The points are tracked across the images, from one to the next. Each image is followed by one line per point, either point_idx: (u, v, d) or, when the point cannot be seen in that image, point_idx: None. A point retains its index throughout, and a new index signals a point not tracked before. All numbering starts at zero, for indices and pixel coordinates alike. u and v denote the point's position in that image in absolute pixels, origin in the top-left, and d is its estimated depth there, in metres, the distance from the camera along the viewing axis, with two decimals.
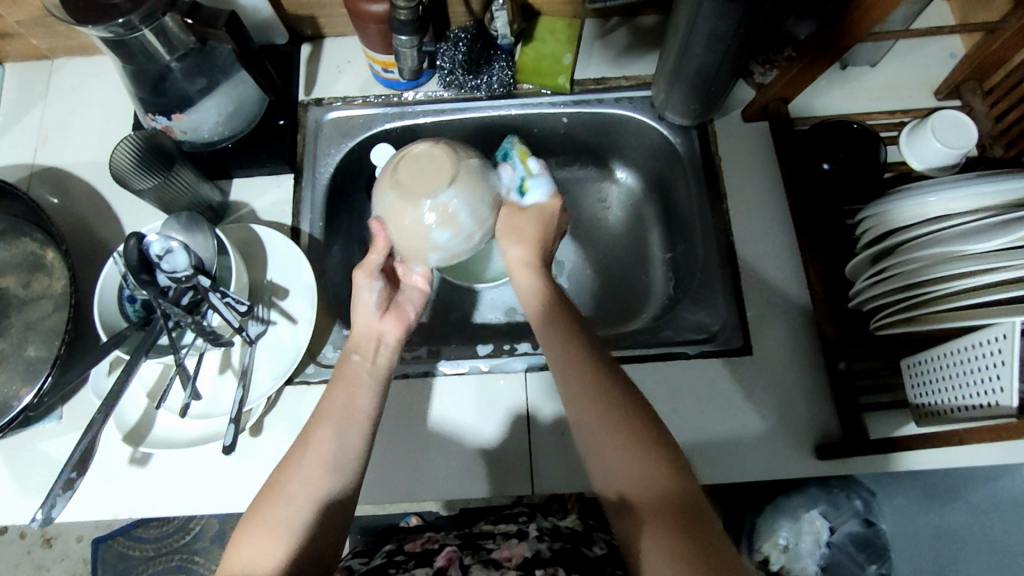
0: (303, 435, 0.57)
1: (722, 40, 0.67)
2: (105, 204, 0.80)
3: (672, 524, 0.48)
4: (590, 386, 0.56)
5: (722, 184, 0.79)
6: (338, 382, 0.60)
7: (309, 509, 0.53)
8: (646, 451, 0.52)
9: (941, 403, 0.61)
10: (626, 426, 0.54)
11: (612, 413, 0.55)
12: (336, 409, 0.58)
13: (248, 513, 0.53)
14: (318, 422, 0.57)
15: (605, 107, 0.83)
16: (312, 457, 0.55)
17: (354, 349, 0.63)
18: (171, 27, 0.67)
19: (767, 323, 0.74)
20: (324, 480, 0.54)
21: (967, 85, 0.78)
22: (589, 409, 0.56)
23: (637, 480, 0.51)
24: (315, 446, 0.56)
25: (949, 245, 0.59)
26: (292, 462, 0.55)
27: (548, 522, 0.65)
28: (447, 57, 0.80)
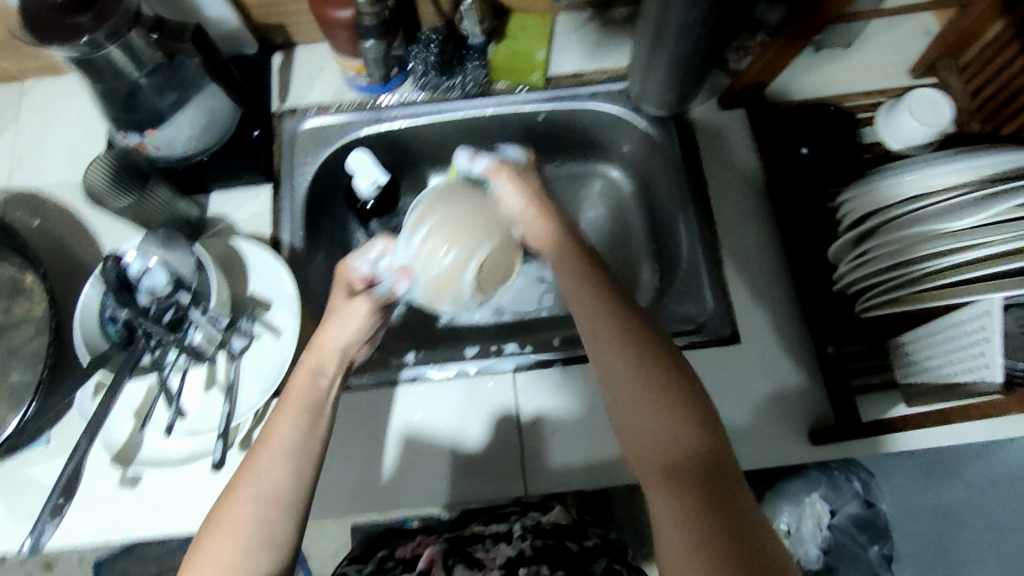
0: (248, 460, 0.55)
1: (692, 29, 0.67)
2: (83, 225, 0.79)
3: (690, 489, 0.48)
4: (626, 344, 0.54)
5: (703, 173, 0.79)
6: (286, 401, 0.58)
7: (258, 543, 0.53)
8: (675, 416, 0.51)
9: (931, 383, 0.61)
10: (663, 390, 0.52)
11: (649, 379, 0.52)
12: (284, 437, 0.56)
13: (198, 540, 0.54)
14: (262, 449, 0.55)
15: (582, 102, 0.83)
16: (260, 490, 0.54)
17: (325, 366, 0.60)
18: (137, 44, 0.67)
19: (753, 311, 0.74)
20: (269, 514, 0.53)
21: (941, 62, 0.77)
22: (624, 376, 0.54)
23: (662, 445, 0.51)
24: (263, 477, 0.54)
25: (929, 224, 0.58)
26: (238, 495, 0.54)
27: (532, 518, 0.66)
28: (420, 59, 0.81)
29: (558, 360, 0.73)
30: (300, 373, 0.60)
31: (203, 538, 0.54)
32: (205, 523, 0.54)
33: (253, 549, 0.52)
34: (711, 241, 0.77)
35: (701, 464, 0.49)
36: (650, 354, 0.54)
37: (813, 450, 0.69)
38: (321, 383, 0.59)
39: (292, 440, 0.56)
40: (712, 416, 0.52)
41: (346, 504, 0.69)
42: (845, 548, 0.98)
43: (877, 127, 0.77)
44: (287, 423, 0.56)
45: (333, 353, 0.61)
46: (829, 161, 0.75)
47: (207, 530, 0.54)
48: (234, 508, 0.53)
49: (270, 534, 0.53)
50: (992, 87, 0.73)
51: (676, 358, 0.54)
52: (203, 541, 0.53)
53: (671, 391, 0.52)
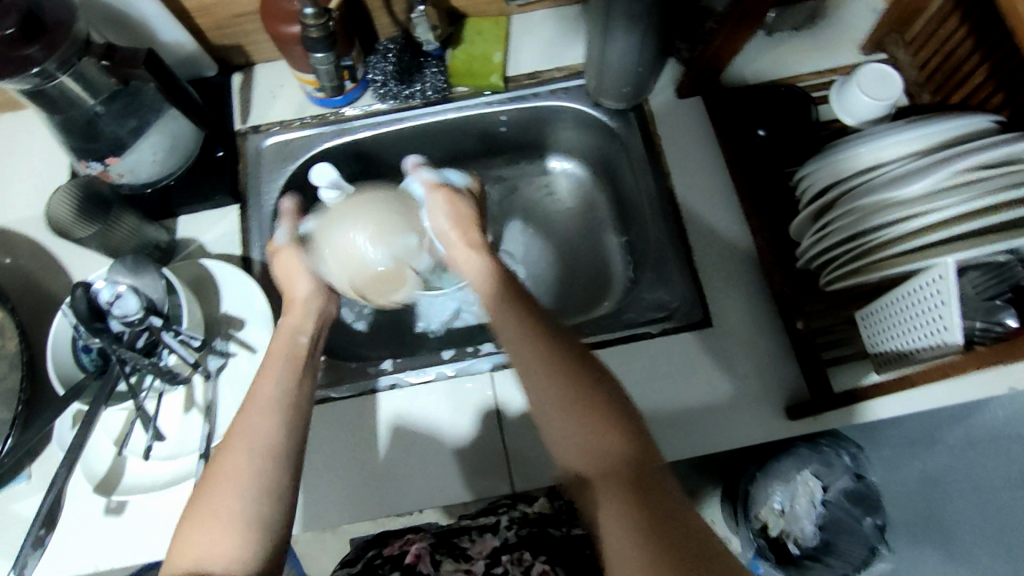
0: (240, 416, 0.56)
1: (640, 20, 0.68)
2: (52, 257, 0.79)
3: (629, 496, 0.49)
4: (550, 370, 0.54)
5: (664, 161, 0.80)
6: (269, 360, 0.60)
7: (256, 494, 0.52)
8: (597, 425, 0.52)
9: (899, 348, 0.62)
10: (585, 410, 0.52)
11: (573, 397, 0.53)
12: (273, 390, 0.57)
13: (187, 511, 0.52)
14: (254, 404, 0.56)
15: (542, 101, 0.83)
16: (254, 442, 0.54)
17: (302, 332, 0.63)
18: (90, 72, 0.66)
19: (723, 294, 0.75)
20: (265, 463, 0.53)
21: (889, 38, 0.79)
22: (550, 400, 0.54)
23: (592, 455, 0.52)
24: (256, 430, 0.55)
25: (883, 195, 0.59)
26: (231, 448, 0.54)
27: (519, 510, 0.67)
28: (378, 69, 0.81)
29: None
30: (282, 332, 0.63)
31: (200, 493, 0.53)
32: (198, 487, 0.53)
33: (251, 498, 0.52)
34: (677, 228, 0.78)
35: (633, 467, 0.51)
36: (576, 374, 0.54)
37: (791, 425, 0.70)
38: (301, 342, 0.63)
39: (282, 395, 0.57)
40: (635, 420, 0.53)
41: (332, 514, 0.69)
42: (842, 522, 1.00)
43: (832, 104, 0.78)
44: (277, 377, 0.58)
45: (286, 345, 0.62)
46: (786, 140, 0.77)
47: (203, 489, 0.53)
48: (228, 463, 0.53)
49: (267, 483, 0.52)
50: (937, 58, 0.75)
51: (600, 376, 0.54)
52: (199, 497, 0.52)
53: (593, 398, 0.53)
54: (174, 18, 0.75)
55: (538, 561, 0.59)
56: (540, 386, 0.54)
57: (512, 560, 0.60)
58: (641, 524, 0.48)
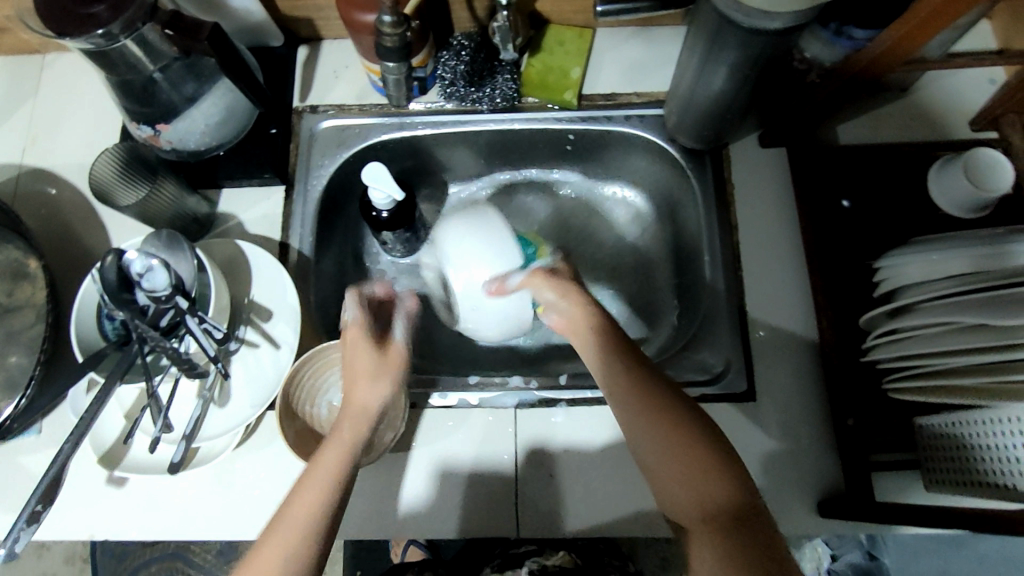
0: (291, 496, 0.51)
1: (740, 68, 0.62)
2: (92, 211, 0.78)
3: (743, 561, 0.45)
4: (650, 413, 0.52)
5: (734, 213, 0.75)
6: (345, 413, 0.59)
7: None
8: (702, 479, 0.49)
9: (954, 473, 0.57)
10: (698, 462, 0.50)
11: (680, 447, 0.51)
12: (328, 476, 0.52)
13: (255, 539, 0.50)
14: (303, 487, 0.52)
15: (615, 126, 0.78)
16: (298, 533, 0.49)
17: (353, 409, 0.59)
18: (152, 36, 0.63)
19: (772, 367, 0.70)
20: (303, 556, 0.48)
21: (1005, 118, 0.71)
22: (657, 446, 0.51)
23: (706, 510, 0.48)
24: (299, 518, 0.50)
25: (949, 316, 0.54)
26: (274, 534, 0.49)
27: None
28: (448, 67, 0.77)
29: (564, 400, 0.70)
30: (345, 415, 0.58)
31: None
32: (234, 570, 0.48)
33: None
34: (736, 289, 0.73)
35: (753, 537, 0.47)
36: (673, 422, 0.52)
37: (821, 521, 0.66)
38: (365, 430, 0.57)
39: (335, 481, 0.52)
40: (750, 486, 0.49)
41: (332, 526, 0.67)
42: None
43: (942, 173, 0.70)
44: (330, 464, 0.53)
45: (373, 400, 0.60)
46: (871, 215, 0.71)
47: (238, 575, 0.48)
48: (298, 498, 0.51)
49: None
50: None
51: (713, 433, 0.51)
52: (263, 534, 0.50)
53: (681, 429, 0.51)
54: None
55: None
56: (635, 425, 0.53)
57: None
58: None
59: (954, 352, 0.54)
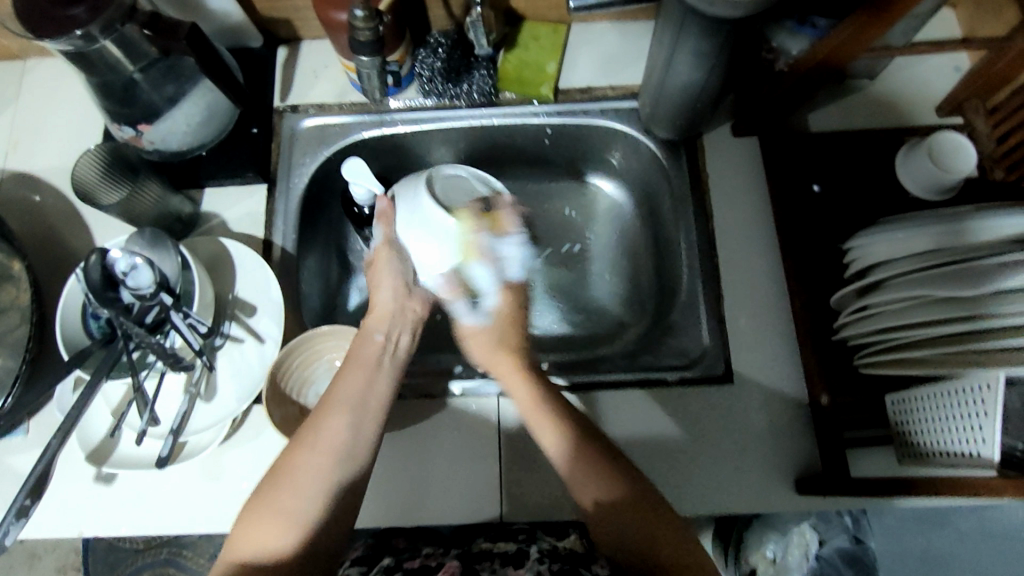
0: (315, 414, 0.59)
1: (707, 58, 0.64)
2: (76, 213, 0.78)
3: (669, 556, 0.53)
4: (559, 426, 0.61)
5: (709, 201, 0.77)
6: (351, 365, 0.64)
7: (320, 487, 0.55)
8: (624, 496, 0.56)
9: (926, 445, 0.58)
10: (612, 481, 0.57)
11: (598, 474, 0.57)
12: (348, 394, 0.61)
13: (255, 495, 0.55)
14: (330, 402, 0.60)
15: (591, 119, 0.80)
16: (327, 440, 0.57)
17: (377, 329, 0.67)
18: (132, 37, 0.64)
19: (748, 351, 0.72)
20: (331, 461, 0.57)
21: (969, 103, 0.74)
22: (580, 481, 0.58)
23: (623, 523, 0.55)
24: (326, 430, 0.58)
25: (919, 289, 0.56)
26: (304, 443, 0.57)
27: (549, 543, 0.62)
28: (426, 65, 0.79)
29: None
30: (361, 343, 0.66)
31: (265, 487, 0.55)
32: (270, 472, 0.56)
33: (318, 492, 0.55)
34: (711, 274, 0.74)
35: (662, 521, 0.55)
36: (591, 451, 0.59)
37: (800, 499, 0.67)
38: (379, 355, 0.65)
39: (356, 397, 0.61)
40: (655, 494, 0.57)
41: None
42: None
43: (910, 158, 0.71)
44: (351, 384, 0.62)
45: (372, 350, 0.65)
46: (841, 198, 0.73)
47: (274, 476, 0.56)
48: (304, 458, 0.56)
49: (333, 479, 0.56)
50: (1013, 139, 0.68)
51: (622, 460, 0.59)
52: (268, 488, 0.55)
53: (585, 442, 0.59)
54: None
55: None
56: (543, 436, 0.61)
57: None
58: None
59: (927, 323, 0.56)
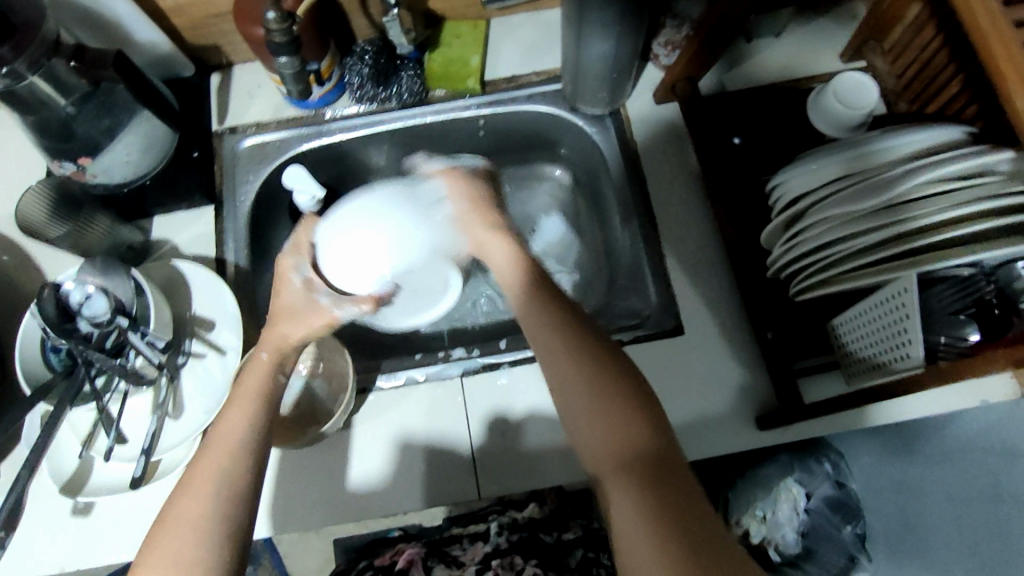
0: (205, 454, 0.52)
1: (613, 26, 0.67)
2: (25, 256, 0.79)
3: (643, 476, 0.48)
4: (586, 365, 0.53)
5: (641, 167, 0.80)
6: (239, 398, 0.55)
7: (214, 538, 0.49)
8: (627, 422, 0.50)
9: (866, 361, 0.62)
10: (608, 388, 0.51)
11: (599, 384, 0.52)
12: (241, 431, 0.53)
13: (144, 543, 0.49)
14: (222, 445, 0.52)
15: (519, 105, 0.83)
16: (218, 485, 0.50)
17: (262, 347, 0.58)
18: (61, 72, 0.66)
19: (696, 302, 0.74)
20: (228, 505, 0.50)
21: (868, 46, 0.78)
22: (568, 374, 0.53)
23: (616, 448, 0.50)
24: (221, 470, 0.51)
25: (852, 205, 0.59)
26: (190, 489, 0.50)
27: (509, 515, 0.74)
28: (355, 71, 0.82)
29: (506, 362, 0.74)
30: (251, 370, 0.57)
31: (155, 535, 0.49)
32: (155, 523, 0.50)
33: (214, 544, 0.48)
34: (651, 234, 0.77)
35: (653, 458, 0.49)
36: (591, 362, 0.53)
37: (763, 434, 0.70)
38: (273, 377, 0.57)
39: (251, 433, 0.53)
40: (654, 412, 0.51)
41: (301, 517, 0.69)
42: (822, 530, 0.96)
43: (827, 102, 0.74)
44: (242, 422, 0.53)
45: (259, 380, 0.56)
46: (761, 149, 0.78)
47: (158, 529, 0.49)
48: (184, 506, 0.49)
49: (229, 532, 0.49)
50: (913, 67, 0.74)
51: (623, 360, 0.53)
52: (153, 541, 0.49)
53: (620, 398, 0.51)
54: (148, 19, 0.75)
55: (525, 564, 0.67)
56: (559, 370, 0.54)
57: (502, 563, 0.67)
58: (665, 530, 0.45)
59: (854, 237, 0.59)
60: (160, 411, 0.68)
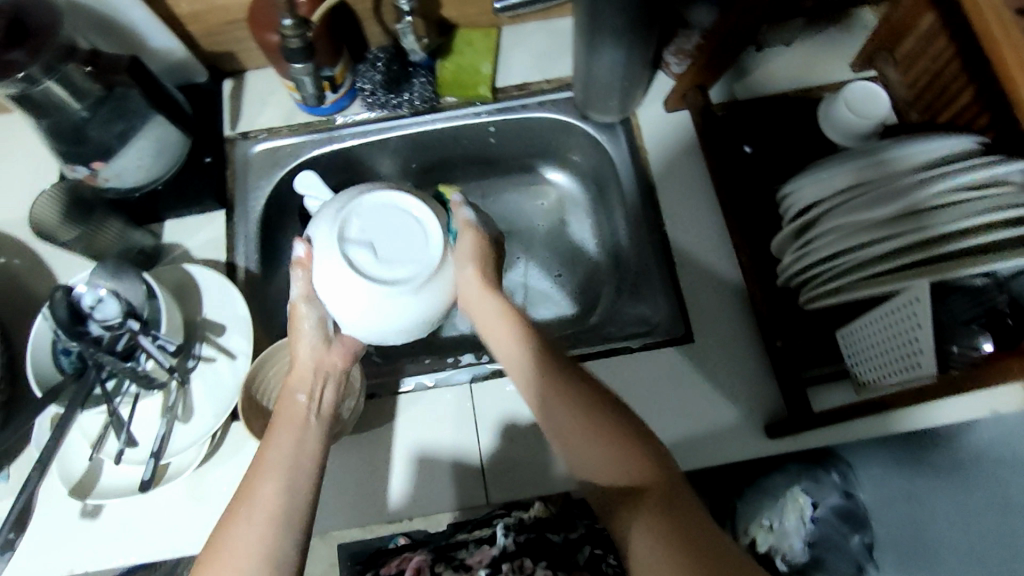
0: (245, 485, 0.55)
1: (626, 35, 0.68)
2: (38, 259, 0.79)
3: (661, 511, 0.50)
4: (571, 405, 0.55)
5: (651, 175, 0.80)
6: (280, 425, 0.59)
7: (261, 556, 0.51)
8: (618, 448, 0.53)
9: (878, 371, 0.61)
10: (594, 420, 0.55)
11: (589, 415, 0.55)
12: (279, 455, 0.57)
13: (199, 566, 0.52)
14: (260, 471, 0.56)
15: (530, 112, 0.84)
16: (259, 509, 0.53)
17: (299, 388, 0.62)
18: (75, 75, 0.67)
19: (706, 310, 0.74)
20: (270, 525, 0.53)
21: (879, 55, 0.79)
22: (581, 432, 0.55)
23: (620, 476, 0.53)
24: (260, 493, 0.54)
25: (863, 216, 0.59)
26: (241, 514, 0.53)
27: (515, 516, 0.68)
28: (367, 78, 0.82)
29: None
30: (293, 394, 0.61)
31: (209, 557, 0.52)
32: (206, 548, 0.53)
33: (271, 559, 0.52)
34: (661, 242, 0.77)
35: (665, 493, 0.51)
36: (587, 407, 0.55)
37: (772, 443, 0.69)
38: (310, 402, 0.61)
39: (289, 455, 0.57)
40: (652, 444, 0.54)
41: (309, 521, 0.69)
42: (830, 539, 0.95)
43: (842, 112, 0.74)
44: (283, 444, 0.58)
45: (299, 407, 0.61)
46: (772, 156, 0.78)
47: (211, 553, 0.52)
48: (237, 530, 0.52)
49: (276, 552, 0.52)
50: (925, 79, 0.75)
51: (622, 412, 0.56)
52: (208, 563, 0.51)
53: (610, 428, 0.54)
54: (164, 25, 0.76)
55: (537, 568, 0.63)
56: (547, 406, 0.56)
57: (512, 567, 0.63)
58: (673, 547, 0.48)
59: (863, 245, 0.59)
60: (170, 415, 0.69)
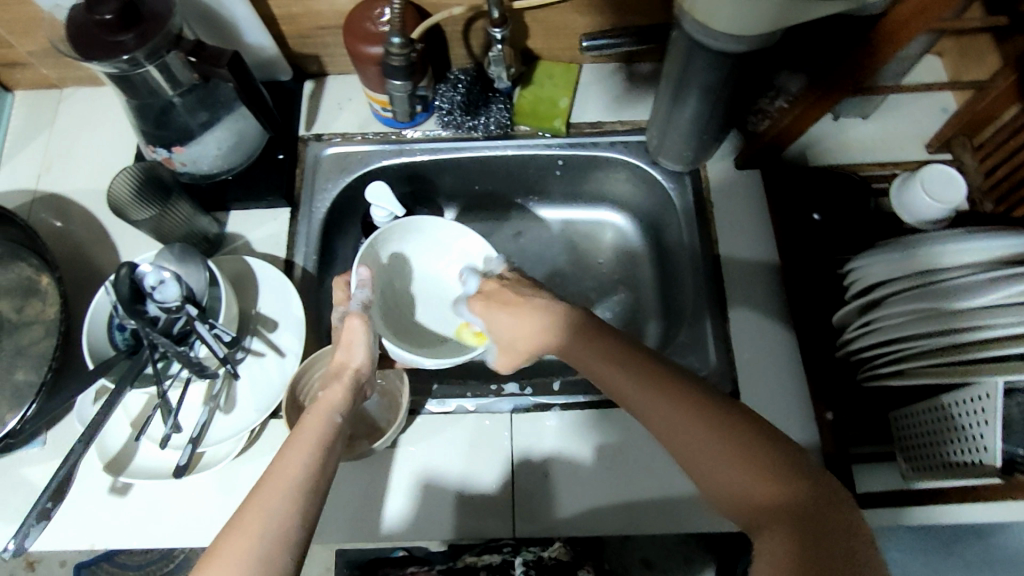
0: (256, 492, 0.50)
1: (712, 91, 0.68)
2: (104, 232, 0.80)
3: (782, 528, 0.42)
4: (673, 404, 0.49)
5: (714, 229, 0.80)
6: (297, 441, 0.55)
7: None
8: (730, 447, 0.46)
9: (929, 460, 0.61)
10: (710, 417, 0.47)
11: (700, 417, 0.48)
12: (297, 472, 0.52)
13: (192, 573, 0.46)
14: (273, 480, 0.51)
15: (600, 151, 0.84)
16: (272, 525, 0.48)
17: (336, 411, 0.60)
18: (174, 64, 0.69)
19: (757, 372, 0.73)
20: (277, 547, 0.47)
21: (957, 140, 0.79)
22: (674, 422, 0.49)
23: (740, 487, 0.45)
24: (272, 511, 0.49)
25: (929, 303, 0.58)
26: (244, 525, 0.48)
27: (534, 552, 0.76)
28: (446, 97, 0.83)
29: (557, 405, 0.73)
30: (315, 415, 0.58)
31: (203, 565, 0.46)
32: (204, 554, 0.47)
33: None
34: (717, 298, 0.77)
35: (795, 509, 0.42)
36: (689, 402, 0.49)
37: None
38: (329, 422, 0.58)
39: (305, 476, 0.52)
40: (795, 457, 0.45)
41: (335, 531, 0.69)
42: None
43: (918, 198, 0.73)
44: (301, 458, 0.53)
45: (316, 426, 0.57)
46: (840, 228, 0.76)
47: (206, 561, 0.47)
48: (236, 542, 0.47)
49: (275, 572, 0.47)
50: (1004, 167, 0.74)
51: (729, 404, 0.48)
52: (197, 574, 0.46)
53: (727, 420, 0.47)
54: (260, 23, 0.77)
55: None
56: (648, 408, 0.50)
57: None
58: None
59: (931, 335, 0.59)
60: (212, 403, 0.69)
